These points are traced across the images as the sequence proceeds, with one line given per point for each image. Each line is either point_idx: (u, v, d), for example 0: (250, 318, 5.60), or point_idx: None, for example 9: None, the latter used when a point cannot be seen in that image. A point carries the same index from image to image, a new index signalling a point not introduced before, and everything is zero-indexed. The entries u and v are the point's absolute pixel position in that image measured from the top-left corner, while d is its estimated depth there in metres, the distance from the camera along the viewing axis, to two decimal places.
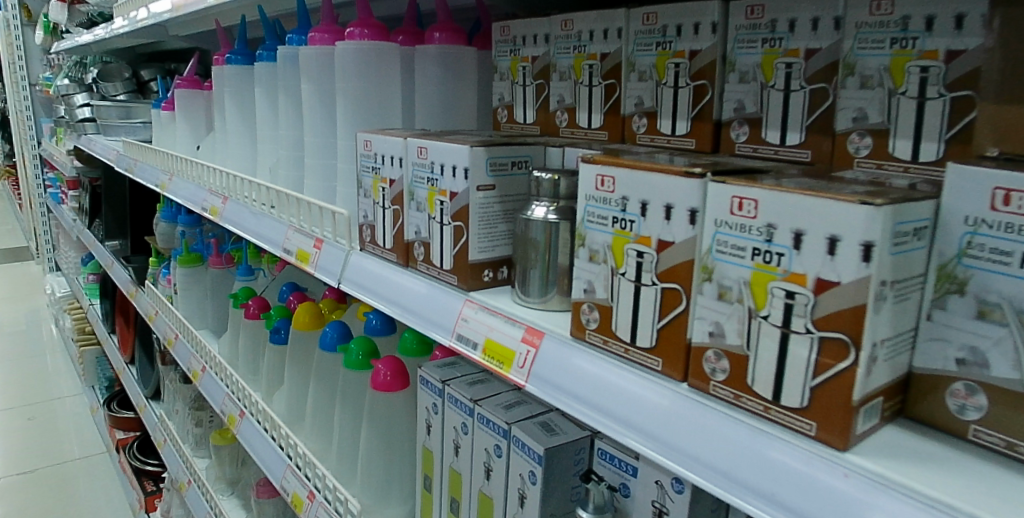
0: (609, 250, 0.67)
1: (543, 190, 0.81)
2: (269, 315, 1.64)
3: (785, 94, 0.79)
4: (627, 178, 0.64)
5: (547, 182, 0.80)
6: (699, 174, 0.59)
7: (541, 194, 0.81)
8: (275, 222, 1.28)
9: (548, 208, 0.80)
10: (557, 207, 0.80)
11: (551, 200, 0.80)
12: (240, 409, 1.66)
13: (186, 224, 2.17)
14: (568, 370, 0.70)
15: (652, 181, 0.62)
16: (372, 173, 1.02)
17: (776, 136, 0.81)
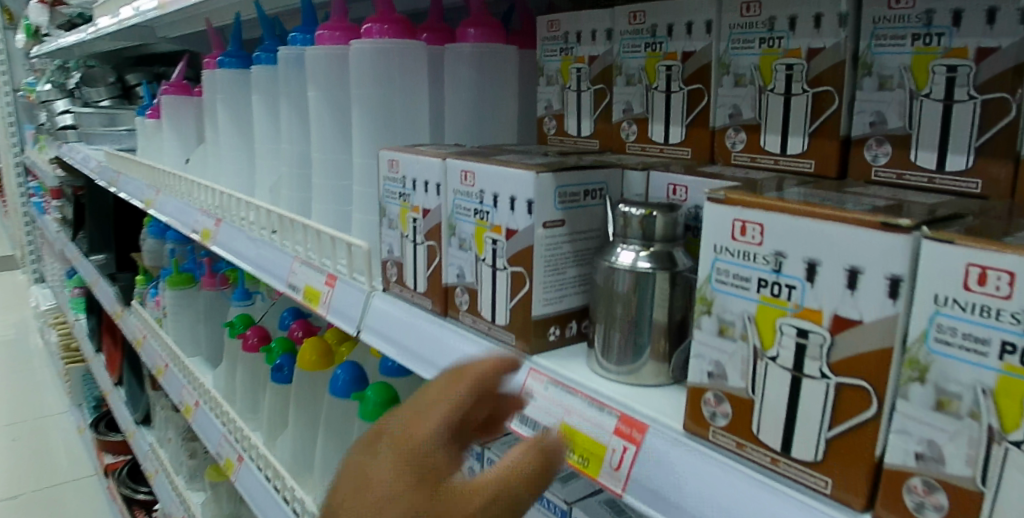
0: (753, 323, 0.50)
1: (631, 230, 0.63)
2: (269, 348, 1.43)
3: (947, 107, 0.60)
4: (785, 228, 0.47)
5: (638, 219, 0.62)
6: (910, 227, 0.42)
7: (627, 234, 0.63)
8: (277, 251, 1.09)
9: (639, 252, 0.62)
10: (651, 252, 0.62)
11: (644, 243, 0.62)
12: (237, 452, 1.44)
13: (176, 240, 1.98)
14: (688, 482, 0.53)
15: (830, 235, 0.45)
16: (399, 201, 0.84)
17: (931, 160, 0.61)
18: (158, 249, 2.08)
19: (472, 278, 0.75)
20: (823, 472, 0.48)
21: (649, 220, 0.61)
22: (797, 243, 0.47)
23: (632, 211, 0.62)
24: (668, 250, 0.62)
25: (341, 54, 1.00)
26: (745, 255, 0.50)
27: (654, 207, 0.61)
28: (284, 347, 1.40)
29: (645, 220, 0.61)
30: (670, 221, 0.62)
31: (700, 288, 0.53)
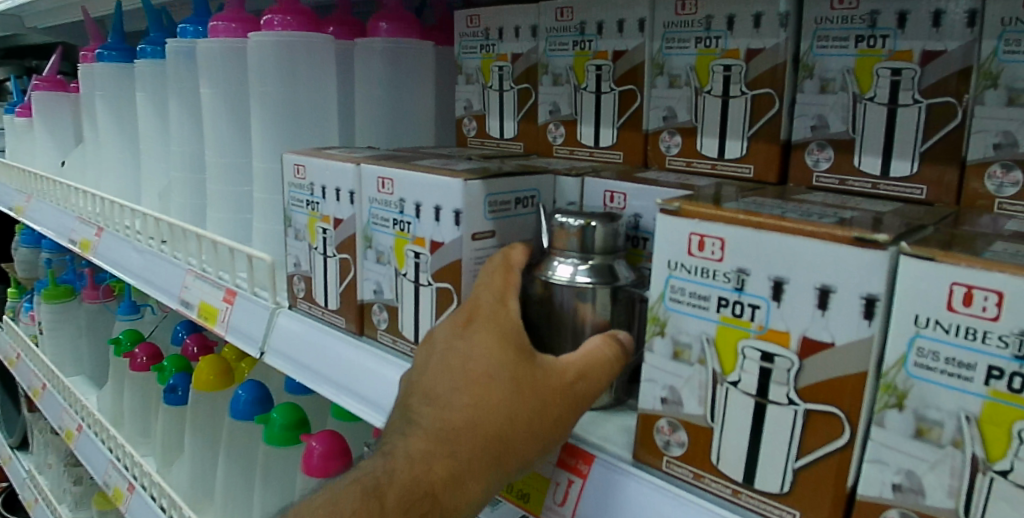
0: (712, 346, 0.49)
1: (569, 242, 0.57)
2: (161, 366, 1.28)
3: (891, 110, 0.58)
4: (752, 245, 0.46)
5: (576, 230, 0.57)
6: (884, 243, 0.42)
7: (565, 246, 0.58)
8: (168, 264, 0.98)
9: (578, 266, 0.57)
10: (590, 264, 0.57)
11: (583, 256, 0.57)
12: (127, 481, 1.30)
13: (51, 249, 1.79)
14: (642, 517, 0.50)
15: (801, 254, 0.44)
16: (307, 210, 0.76)
17: (875, 166, 0.60)
18: (30, 259, 1.88)
19: (393, 296, 0.68)
20: (789, 503, 0.47)
21: (589, 232, 0.56)
22: (763, 264, 0.46)
23: (570, 221, 0.57)
24: (609, 263, 0.57)
25: (239, 47, 0.90)
26: (704, 272, 0.48)
27: (593, 217, 0.56)
28: (177, 366, 1.25)
29: (584, 231, 0.56)
30: (611, 232, 0.57)
31: (653, 307, 0.51)
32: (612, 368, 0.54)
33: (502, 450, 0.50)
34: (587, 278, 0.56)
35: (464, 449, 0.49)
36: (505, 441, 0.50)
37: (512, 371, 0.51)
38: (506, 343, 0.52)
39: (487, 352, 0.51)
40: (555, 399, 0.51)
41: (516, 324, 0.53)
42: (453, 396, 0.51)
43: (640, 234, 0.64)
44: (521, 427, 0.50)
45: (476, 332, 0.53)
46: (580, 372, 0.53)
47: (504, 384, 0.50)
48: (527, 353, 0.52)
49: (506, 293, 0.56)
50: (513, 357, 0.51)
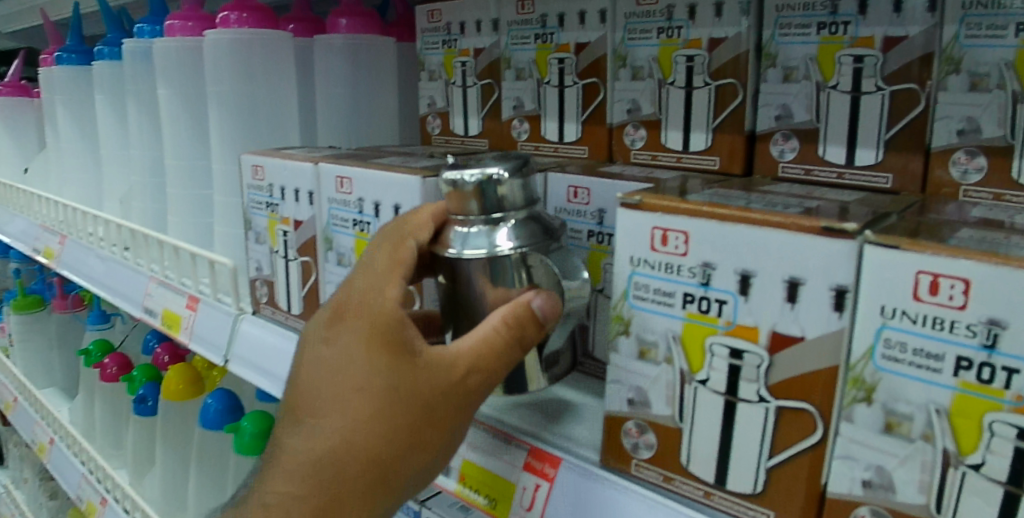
0: (679, 345, 0.47)
1: (470, 206, 0.51)
2: (131, 376, 1.24)
3: (854, 98, 0.57)
4: (718, 237, 0.45)
5: (474, 189, 0.51)
6: (853, 234, 0.41)
7: (468, 210, 0.52)
8: (131, 272, 0.96)
9: (486, 229, 0.52)
10: (504, 224, 0.52)
11: (490, 217, 0.52)
12: (99, 494, 1.27)
13: (19, 259, 1.75)
14: None
15: (768, 245, 0.43)
16: (267, 211, 0.73)
17: (839, 155, 0.59)
18: None
19: None
20: (761, 503, 0.46)
21: (493, 188, 0.51)
22: (729, 257, 0.45)
23: (468, 179, 0.51)
24: (521, 216, 0.53)
25: (195, 47, 0.88)
26: (669, 267, 0.47)
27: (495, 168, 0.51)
28: (148, 375, 1.22)
29: (484, 188, 0.51)
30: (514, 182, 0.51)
31: (616, 305, 0.50)
32: (525, 338, 0.49)
33: (393, 460, 0.47)
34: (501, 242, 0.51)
35: (349, 466, 0.46)
36: (397, 451, 0.47)
37: (393, 380, 0.46)
38: (385, 343, 0.46)
39: (358, 365, 0.46)
40: (444, 400, 0.47)
41: (397, 314, 0.46)
42: (333, 409, 0.46)
43: (603, 229, 0.64)
44: (411, 435, 0.47)
45: (351, 332, 0.47)
46: (476, 363, 0.47)
47: (387, 393, 0.46)
48: (409, 351, 0.46)
49: (391, 273, 0.49)
50: (394, 361, 0.46)
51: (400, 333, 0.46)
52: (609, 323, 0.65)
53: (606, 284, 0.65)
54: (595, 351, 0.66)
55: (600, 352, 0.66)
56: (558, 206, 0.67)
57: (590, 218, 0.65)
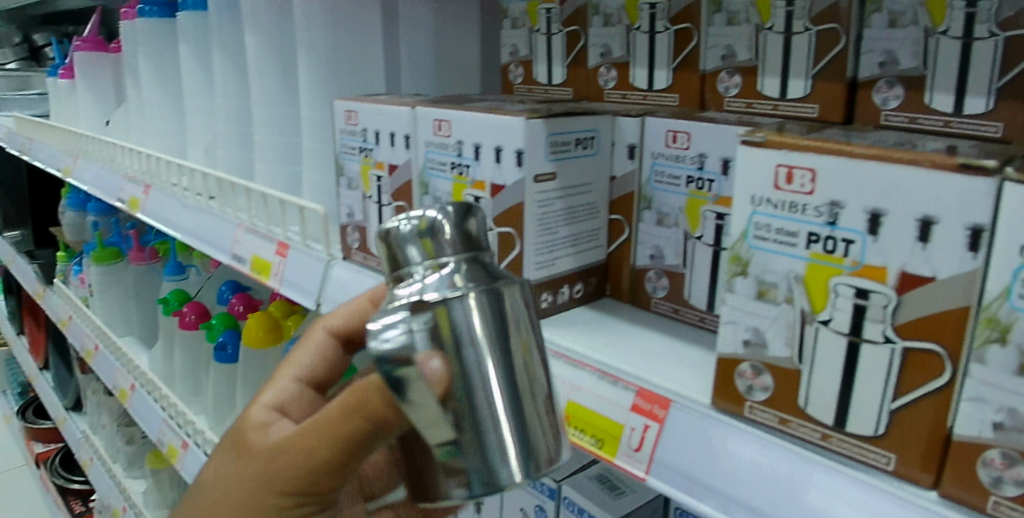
0: (801, 285, 0.47)
1: (401, 258, 0.40)
2: (209, 325, 1.27)
3: (965, 43, 0.55)
4: (844, 174, 0.44)
5: (408, 233, 0.39)
6: (993, 170, 0.40)
7: (405, 262, 0.40)
8: (215, 220, 0.98)
9: (425, 283, 0.39)
10: (444, 269, 0.39)
11: (428, 271, 0.39)
12: (179, 438, 1.28)
13: (97, 212, 1.80)
14: (721, 462, 0.49)
15: (898, 183, 0.43)
16: (360, 156, 0.74)
17: (947, 103, 0.56)
18: (78, 222, 1.90)
19: None
20: (882, 446, 0.46)
21: (431, 233, 0.39)
22: (859, 195, 0.44)
23: (400, 225, 0.39)
24: (472, 264, 0.40)
25: None
26: (793, 207, 0.47)
27: (435, 208, 0.39)
28: (226, 324, 1.24)
29: (417, 233, 0.39)
30: (458, 226, 0.39)
31: (734, 246, 0.50)
32: (365, 414, 0.42)
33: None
34: (437, 291, 0.38)
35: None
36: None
37: (232, 457, 0.51)
38: (234, 437, 0.52)
39: (223, 458, 0.52)
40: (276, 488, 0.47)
41: (259, 413, 0.52)
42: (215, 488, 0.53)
43: (704, 175, 0.63)
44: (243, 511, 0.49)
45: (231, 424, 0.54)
46: (296, 441, 0.46)
47: (221, 475, 0.50)
48: (252, 435, 0.50)
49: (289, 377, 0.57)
50: (235, 447, 0.51)
51: (245, 426, 0.51)
52: (706, 270, 0.64)
53: (704, 232, 0.64)
54: (693, 298, 0.66)
55: (697, 299, 0.65)
56: (656, 151, 0.65)
57: (690, 163, 0.63)
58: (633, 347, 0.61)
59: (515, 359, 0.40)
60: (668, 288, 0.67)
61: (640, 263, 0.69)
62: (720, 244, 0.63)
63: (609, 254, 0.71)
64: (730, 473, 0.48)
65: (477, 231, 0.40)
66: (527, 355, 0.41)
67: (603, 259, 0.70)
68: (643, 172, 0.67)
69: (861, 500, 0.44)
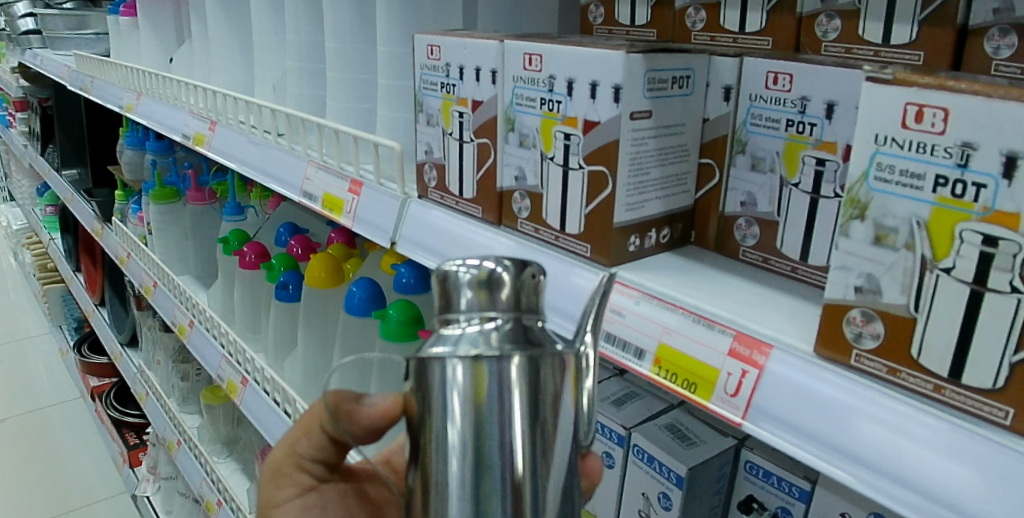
0: (923, 231, 0.45)
1: (453, 301, 0.44)
2: (269, 265, 1.28)
3: None
4: (979, 114, 0.42)
5: (468, 278, 0.43)
6: None
7: (457, 302, 0.44)
8: (286, 156, 0.97)
9: (477, 329, 0.43)
10: (488, 326, 0.43)
11: (483, 317, 0.43)
12: (239, 375, 1.30)
13: (154, 151, 1.81)
14: (821, 408, 0.48)
15: None
16: (441, 93, 0.74)
17: None
18: (136, 161, 1.92)
19: (537, 183, 0.67)
20: (1001, 400, 0.43)
21: (487, 284, 0.43)
22: (997, 137, 0.41)
23: (459, 269, 0.43)
24: (516, 326, 0.43)
25: None
26: (921, 147, 0.44)
27: (495, 261, 0.43)
28: (286, 264, 1.25)
29: (478, 280, 0.43)
30: (513, 283, 0.43)
31: (852, 188, 0.48)
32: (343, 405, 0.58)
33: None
34: (478, 348, 0.42)
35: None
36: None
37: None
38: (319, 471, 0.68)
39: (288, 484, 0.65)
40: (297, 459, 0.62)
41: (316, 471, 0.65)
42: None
43: (805, 119, 0.60)
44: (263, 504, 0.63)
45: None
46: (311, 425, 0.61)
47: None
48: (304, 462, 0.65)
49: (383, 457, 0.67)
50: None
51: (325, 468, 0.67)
52: (803, 219, 0.62)
53: (802, 178, 0.61)
54: (785, 247, 0.64)
55: (790, 248, 0.64)
56: (754, 93, 0.63)
57: (790, 107, 0.61)
58: (720, 292, 0.61)
59: (542, 430, 0.44)
60: (758, 237, 0.66)
61: (730, 211, 0.68)
62: (819, 193, 0.61)
63: (696, 200, 0.69)
64: (834, 422, 0.47)
65: (531, 284, 0.44)
66: (551, 427, 0.44)
67: (690, 204, 0.69)
68: (738, 115, 0.65)
69: (976, 454, 0.42)
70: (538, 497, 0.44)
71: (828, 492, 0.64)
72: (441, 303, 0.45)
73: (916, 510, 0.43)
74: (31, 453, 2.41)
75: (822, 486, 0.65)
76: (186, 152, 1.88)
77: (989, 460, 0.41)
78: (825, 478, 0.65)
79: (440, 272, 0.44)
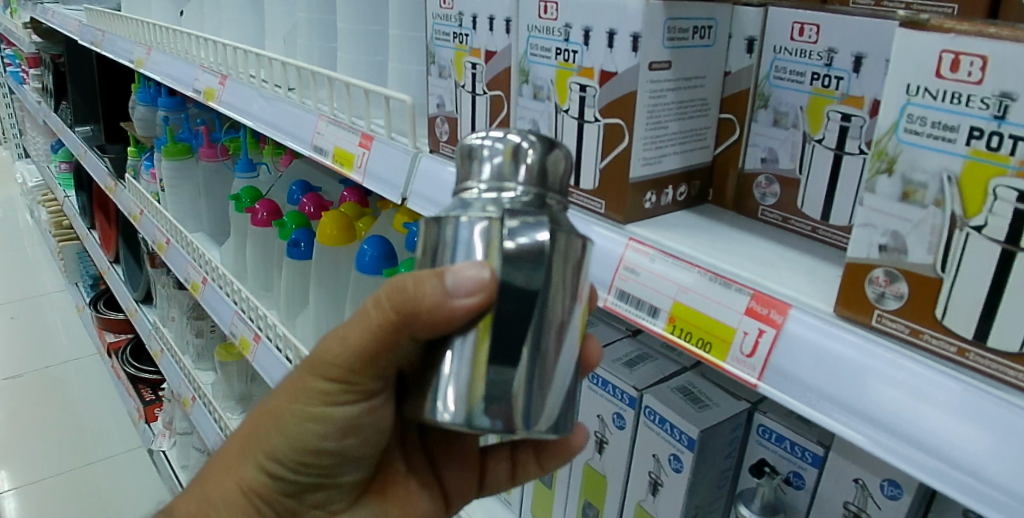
0: (954, 186, 0.43)
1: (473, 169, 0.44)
2: (281, 221, 1.27)
3: None
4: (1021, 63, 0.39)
5: (489, 146, 0.43)
6: None
7: (477, 171, 0.44)
8: (297, 110, 0.96)
9: (492, 192, 0.43)
10: (506, 195, 0.43)
11: (501, 184, 0.43)
12: (252, 331, 1.29)
13: (166, 107, 1.80)
14: (839, 369, 0.47)
15: None
16: (454, 43, 0.72)
17: None
18: (148, 118, 1.91)
19: (552, 137, 0.65)
20: None
21: (511, 156, 0.43)
22: None
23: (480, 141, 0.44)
24: (535, 199, 0.43)
25: None
26: (956, 98, 0.42)
27: (520, 135, 0.43)
28: (298, 222, 1.24)
29: (501, 151, 0.43)
30: (537, 158, 0.43)
31: (880, 141, 0.45)
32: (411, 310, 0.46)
33: (279, 403, 0.59)
34: (490, 213, 0.42)
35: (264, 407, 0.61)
36: (283, 399, 0.59)
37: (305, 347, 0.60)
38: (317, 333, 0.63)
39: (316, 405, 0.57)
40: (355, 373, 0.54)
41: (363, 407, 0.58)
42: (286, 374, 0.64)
43: (831, 72, 0.58)
44: (297, 386, 0.57)
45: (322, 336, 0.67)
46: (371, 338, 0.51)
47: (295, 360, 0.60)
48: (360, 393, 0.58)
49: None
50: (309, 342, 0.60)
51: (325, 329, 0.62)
52: (825, 177, 0.60)
53: (827, 134, 0.59)
54: (806, 206, 0.62)
55: (811, 207, 0.62)
56: (778, 45, 0.60)
57: (816, 59, 0.58)
58: (739, 251, 0.59)
59: (543, 319, 0.44)
60: (778, 195, 0.64)
61: (750, 168, 0.65)
62: (843, 149, 0.58)
63: (714, 156, 0.67)
64: (854, 384, 0.46)
65: (555, 164, 0.44)
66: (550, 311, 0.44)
67: (709, 161, 0.67)
68: (761, 68, 0.62)
69: (999, 418, 0.40)
70: (529, 394, 0.44)
71: (842, 457, 0.63)
72: (461, 175, 0.45)
73: (933, 473, 0.42)
74: (48, 406, 2.45)
75: (836, 451, 0.63)
76: (198, 108, 1.87)
77: (1013, 426, 0.40)
78: (839, 443, 0.64)
79: (465, 144, 0.45)
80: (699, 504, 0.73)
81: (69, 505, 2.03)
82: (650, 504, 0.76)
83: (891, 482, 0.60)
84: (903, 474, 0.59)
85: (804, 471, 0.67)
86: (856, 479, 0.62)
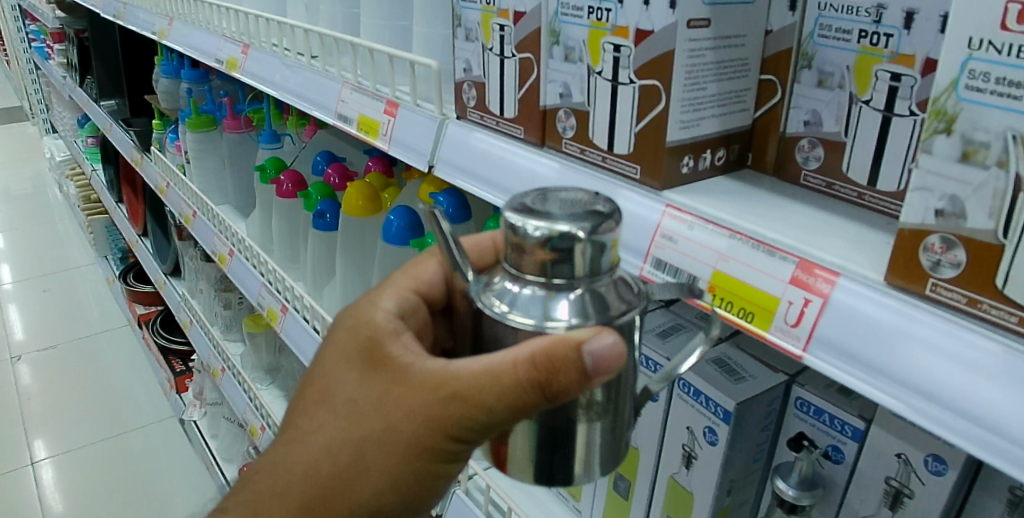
0: (1019, 145, 0.40)
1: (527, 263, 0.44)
2: (303, 193, 1.26)
3: None
4: None
5: (537, 239, 0.43)
6: None
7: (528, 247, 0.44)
8: (321, 78, 0.94)
9: (546, 293, 0.44)
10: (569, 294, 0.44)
11: (552, 283, 0.44)
12: (280, 303, 1.28)
13: (190, 80, 1.79)
14: (898, 356, 0.44)
15: None
16: (481, 5, 0.70)
17: None
18: (172, 90, 1.91)
19: (586, 101, 0.62)
20: None
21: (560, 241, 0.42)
22: None
23: (530, 225, 0.43)
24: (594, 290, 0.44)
25: None
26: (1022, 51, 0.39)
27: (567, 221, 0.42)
28: (323, 193, 1.23)
29: (550, 241, 0.42)
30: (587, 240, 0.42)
31: (938, 99, 0.43)
32: (549, 386, 0.44)
33: (374, 448, 0.51)
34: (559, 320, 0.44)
35: (340, 453, 0.52)
36: (382, 454, 0.51)
37: (385, 378, 0.50)
38: (364, 337, 0.52)
39: (407, 457, 0.51)
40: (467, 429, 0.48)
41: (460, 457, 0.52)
42: (326, 384, 0.53)
43: (880, 29, 0.55)
44: (401, 433, 0.50)
45: (339, 323, 0.55)
46: (492, 395, 0.46)
47: (371, 394, 0.51)
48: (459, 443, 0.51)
49: (407, 289, 0.58)
50: (380, 369, 0.51)
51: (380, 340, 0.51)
52: (874, 139, 0.57)
53: (875, 95, 0.56)
54: (851, 171, 0.59)
55: (856, 172, 0.59)
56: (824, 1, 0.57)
57: (864, 16, 0.55)
58: (781, 217, 0.57)
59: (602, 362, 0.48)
60: (822, 159, 0.61)
61: (792, 131, 0.63)
62: (893, 110, 0.55)
63: (755, 119, 0.64)
64: (908, 363, 0.43)
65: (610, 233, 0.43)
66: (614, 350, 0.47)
67: (748, 124, 0.64)
68: (805, 26, 0.59)
69: None
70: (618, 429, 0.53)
71: (883, 431, 0.61)
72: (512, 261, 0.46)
73: (990, 450, 0.40)
74: (83, 376, 2.49)
75: (877, 425, 0.61)
76: (222, 80, 1.86)
77: None
78: (881, 415, 0.61)
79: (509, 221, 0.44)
80: (734, 476, 0.72)
81: (106, 473, 2.08)
82: (684, 478, 0.75)
83: (935, 459, 0.58)
84: (949, 450, 0.57)
85: (843, 443, 0.65)
86: (898, 454, 0.60)
